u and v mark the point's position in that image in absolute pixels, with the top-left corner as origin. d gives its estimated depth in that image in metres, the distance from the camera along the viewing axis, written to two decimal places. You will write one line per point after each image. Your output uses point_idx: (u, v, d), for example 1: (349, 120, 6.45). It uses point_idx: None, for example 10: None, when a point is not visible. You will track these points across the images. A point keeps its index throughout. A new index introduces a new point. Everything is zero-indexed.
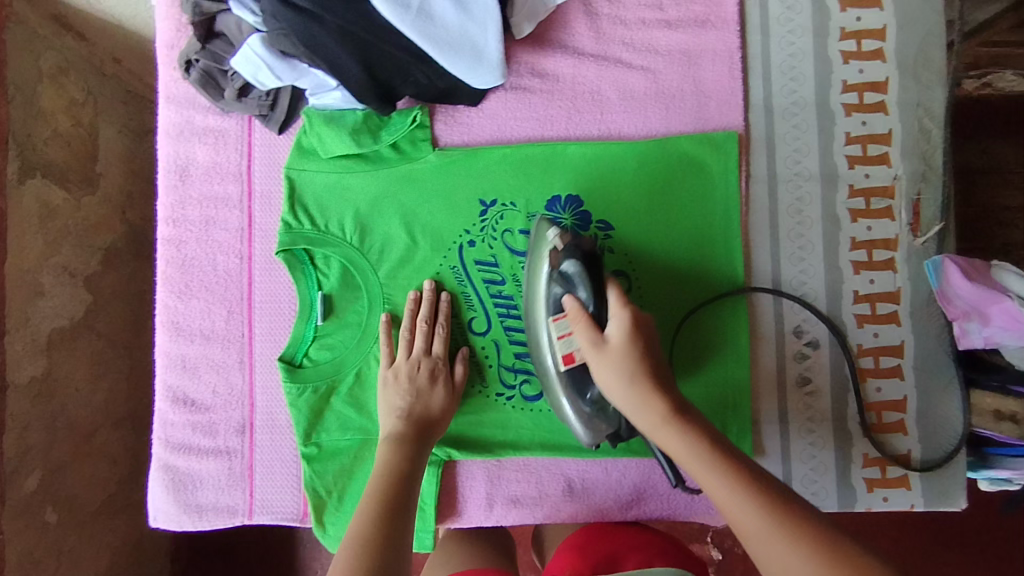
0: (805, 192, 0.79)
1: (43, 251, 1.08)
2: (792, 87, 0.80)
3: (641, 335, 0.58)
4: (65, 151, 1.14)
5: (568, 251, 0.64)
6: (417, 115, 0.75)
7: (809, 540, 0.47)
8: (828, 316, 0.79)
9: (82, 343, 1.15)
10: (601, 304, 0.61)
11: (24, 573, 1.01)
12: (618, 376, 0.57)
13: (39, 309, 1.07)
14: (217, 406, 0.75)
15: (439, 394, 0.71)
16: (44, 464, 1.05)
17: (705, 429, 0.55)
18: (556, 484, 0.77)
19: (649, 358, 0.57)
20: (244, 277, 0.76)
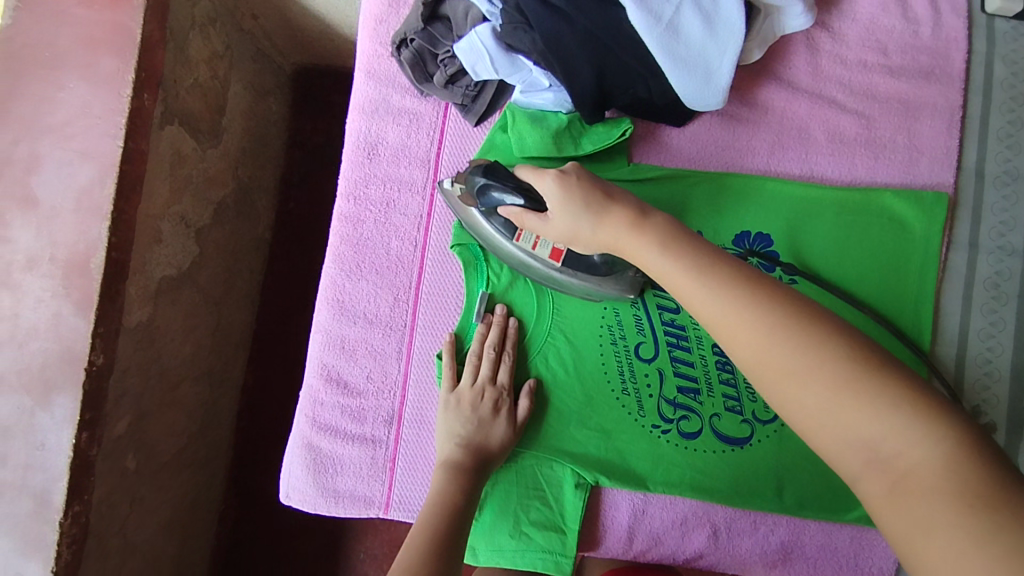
0: (1006, 267, 0.75)
1: (168, 198, 1.05)
2: (1008, 156, 0.75)
3: (575, 180, 0.58)
4: (201, 100, 1.11)
5: (474, 174, 0.64)
6: (626, 128, 0.72)
7: (766, 311, 0.44)
8: (1013, 403, 0.73)
9: (185, 293, 1.13)
10: (529, 193, 0.62)
11: (103, 517, 0.97)
12: (571, 207, 0.58)
13: (155, 254, 1.04)
14: (370, 393, 0.73)
15: (502, 426, 0.68)
16: (136, 409, 1.02)
17: (664, 237, 0.52)
18: (702, 529, 0.73)
19: (595, 191, 0.57)
20: (415, 265, 0.74)
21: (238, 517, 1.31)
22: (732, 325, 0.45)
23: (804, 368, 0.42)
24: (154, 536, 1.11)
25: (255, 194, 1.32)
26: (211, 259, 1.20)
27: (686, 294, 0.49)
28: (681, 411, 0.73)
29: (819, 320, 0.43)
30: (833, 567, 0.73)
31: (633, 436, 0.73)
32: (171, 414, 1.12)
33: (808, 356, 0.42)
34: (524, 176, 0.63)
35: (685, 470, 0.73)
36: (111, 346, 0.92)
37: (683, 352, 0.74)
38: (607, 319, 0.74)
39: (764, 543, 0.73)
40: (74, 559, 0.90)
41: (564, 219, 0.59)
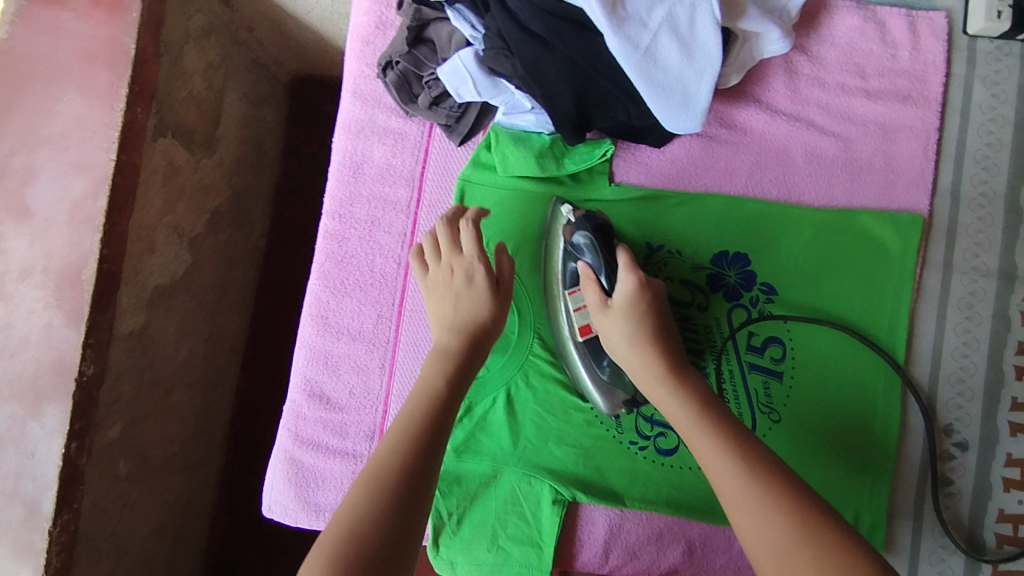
0: (980, 287, 0.76)
1: (162, 208, 1.06)
2: (984, 177, 0.77)
3: (642, 300, 0.63)
4: (195, 111, 1.12)
5: (578, 223, 0.69)
6: (607, 149, 0.74)
7: (770, 493, 0.47)
8: (982, 420, 0.76)
9: (178, 302, 1.14)
10: (611, 274, 0.66)
11: (93, 523, 0.98)
12: (622, 333, 0.62)
13: (147, 264, 1.04)
14: (352, 408, 0.74)
15: (482, 293, 0.63)
16: (127, 416, 1.03)
17: (698, 392, 0.56)
18: (677, 545, 0.74)
19: (651, 321, 0.62)
20: (398, 283, 0.75)
21: (231, 522, 1.33)
22: (731, 495, 0.48)
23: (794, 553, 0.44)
24: (144, 542, 1.11)
25: (249, 203, 1.33)
26: (204, 269, 1.21)
27: (698, 444, 0.52)
28: (658, 428, 0.75)
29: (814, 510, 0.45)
30: None
31: (610, 452, 0.74)
32: (164, 421, 1.14)
33: (802, 539, 0.44)
34: (621, 258, 0.66)
35: (661, 486, 0.74)
36: (102, 356, 0.94)
37: None
38: None
39: (739, 559, 0.74)
40: (64, 564, 0.91)
41: (609, 333, 0.63)
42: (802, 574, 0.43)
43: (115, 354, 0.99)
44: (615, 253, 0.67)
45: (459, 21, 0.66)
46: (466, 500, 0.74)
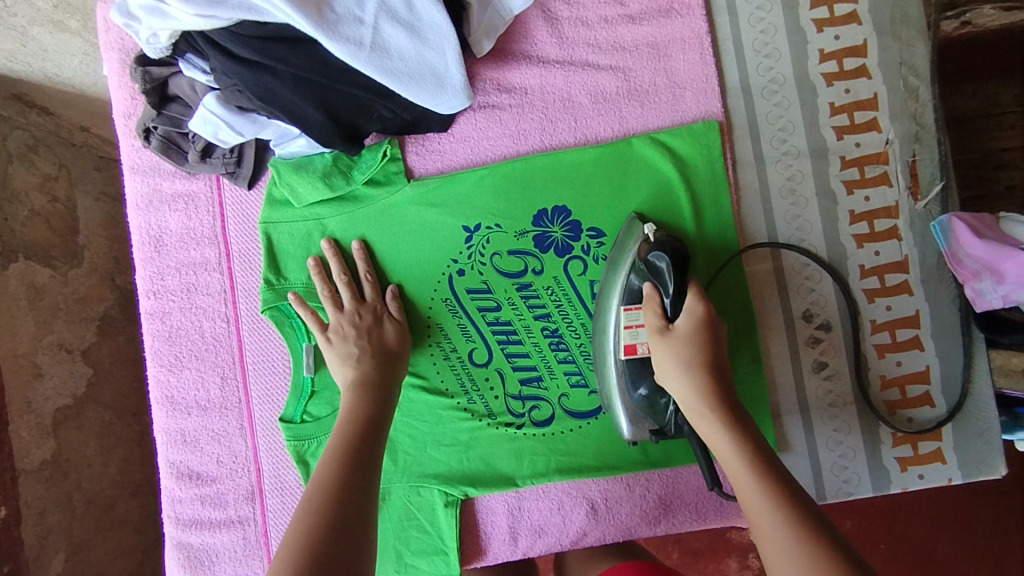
0: (795, 171, 0.77)
1: (37, 333, 0.98)
2: (768, 65, 0.77)
3: (709, 332, 0.59)
4: (48, 228, 1.01)
5: (657, 245, 0.64)
6: (387, 149, 0.73)
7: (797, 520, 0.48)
8: (835, 297, 0.76)
9: (89, 416, 1.05)
10: (677, 304, 0.62)
11: None
12: (677, 357, 0.59)
13: (40, 390, 0.98)
14: (224, 476, 0.73)
15: (390, 327, 0.71)
16: (68, 544, 0.98)
17: (781, 483, 0.51)
18: (579, 507, 0.74)
19: (712, 363, 0.58)
20: (233, 341, 0.73)
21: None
22: (771, 543, 0.48)
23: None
24: None
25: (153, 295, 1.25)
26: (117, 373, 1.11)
27: (737, 476, 0.53)
28: (530, 402, 0.74)
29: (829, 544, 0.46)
30: (714, 507, 0.74)
31: (488, 439, 0.74)
32: (115, 535, 1.06)
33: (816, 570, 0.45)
34: (689, 291, 0.62)
35: (547, 455, 0.73)
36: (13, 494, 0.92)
37: (517, 346, 0.75)
38: (434, 337, 0.75)
39: (643, 502, 0.74)
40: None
41: (713, 439, 0.56)
42: None
43: (31, 491, 0.95)
44: (687, 288, 0.63)
45: (190, 70, 0.64)
46: None
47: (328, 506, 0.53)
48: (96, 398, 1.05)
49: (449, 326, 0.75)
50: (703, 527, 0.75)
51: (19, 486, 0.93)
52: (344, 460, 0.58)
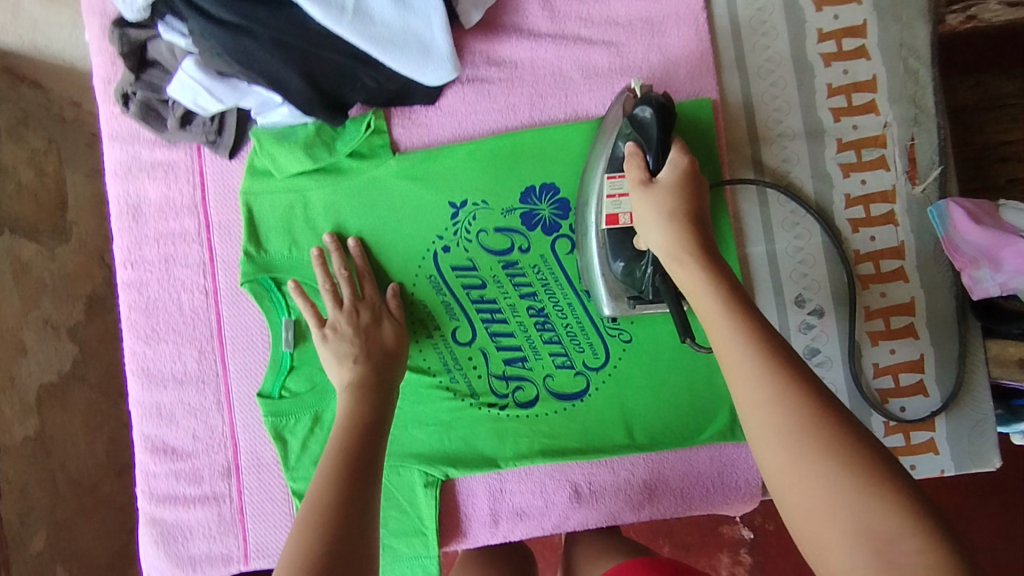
0: (791, 152, 0.75)
1: (22, 309, 0.96)
2: (765, 43, 0.75)
3: (692, 182, 0.57)
4: (34, 203, 0.99)
5: (642, 99, 0.62)
6: (371, 121, 0.72)
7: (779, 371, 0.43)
8: (829, 282, 0.74)
9: (75, 394, 1.03)
10: (662, 159, 0.60)
11: None
12: (658, 210, 0.55)
13: (23, 366, 0.96)
14: (200, 451, 0.71)
15: (388, 327, 0.68)
16: (51, 521, 0.96)
17: (761, 325, 0.46)
18: (562, 491, 0.72)
19: (698, 214, 0.55)
20: (211, 313, 0.72)
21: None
22: (747, 390, 0.44)
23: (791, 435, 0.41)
24: None
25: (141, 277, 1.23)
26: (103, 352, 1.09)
27: (712, 319, 0.48)
28: (514, 382, 0.73)
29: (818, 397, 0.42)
30: (699, 493, 0.72)
31: (470, 420, 0.72)
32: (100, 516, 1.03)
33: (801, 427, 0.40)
34: (673, 145, 0.60)
35: (530, 438, 0.72)
36: None
37: (502, 326, 0.73)
38: (417, 314, 0.73)
39: (627, 487, 0.72)
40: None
41: (690, 283, 0.51)
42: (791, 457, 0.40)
43: (12, 467, 0.93)
44: (670, 144, 0.60)
45: (168, 34, 0.63)
46: None
47: (322, 535, 0.48)
48: (80, 375, 1.03)
49: (433, 303, 0.73)
50: (688, 514, 0.73)
51: None
52: (340, 477, 0.53)
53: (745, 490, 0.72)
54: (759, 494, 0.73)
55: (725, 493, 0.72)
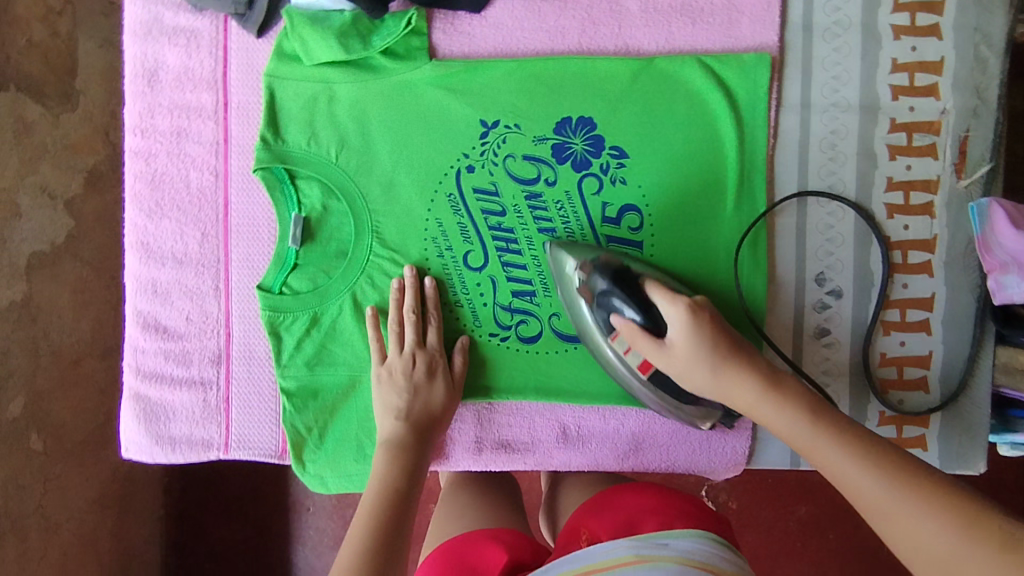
0: (841, 124, 0.71)
1: (20, 171, 0.93)
2: (836, 5, 0.71)
3: (704, 323, 0.58)
4: (43, 65, 0.96)
5: (599, 269, 0.64)
6: (411, 18, 0.68)
7: (837, 437, 0.51)
8: (854, 264, 0.72)
9: (66, 267, 1.02)
10: (650, 312, 0.61)
11: (12, 507, 0.93)
12: (697, 359, 0.58)
13: (18, 229, 0.93)
14: (192, 335, 0.70)
15: (439, 388, 0.67)
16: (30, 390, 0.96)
17: (802, 398, 0.55)
18: (550, 430, 0.72)
19: (728, 348, 0.57)
20: (219, 197, 0.69)
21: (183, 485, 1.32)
22: (825, 458, 0.51)
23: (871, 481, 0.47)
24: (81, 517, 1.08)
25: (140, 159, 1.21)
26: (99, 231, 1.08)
27: (759, 409, 0.56)
28: (518, 316, 0.71)
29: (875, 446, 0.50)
30: (685, 453, 0.72)
31: (468, 346, 0.71)
32: (77, 392, 1.05)
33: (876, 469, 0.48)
34: (652, 292, 0.61)
35: (526, 373, 0.71)
36: None
37: (515, 257, 0.71)
38: (430, 231, 0.70)
39: (615, 437, 0.72)
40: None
41: (726, 368, 0.58)
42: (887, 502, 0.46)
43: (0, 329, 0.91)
44: (648, 291, 0.61)
45: None
46: (325, 413, 0.70)
47: None
48: (75, 250, 1.03)
49: (449, 223, 0.70)
50: (669, 471, 0.74)
51: None
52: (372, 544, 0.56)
53: (730, 457, 0.72)
54: (743, 463, 0.73)
55: (710, 457, 0.72)
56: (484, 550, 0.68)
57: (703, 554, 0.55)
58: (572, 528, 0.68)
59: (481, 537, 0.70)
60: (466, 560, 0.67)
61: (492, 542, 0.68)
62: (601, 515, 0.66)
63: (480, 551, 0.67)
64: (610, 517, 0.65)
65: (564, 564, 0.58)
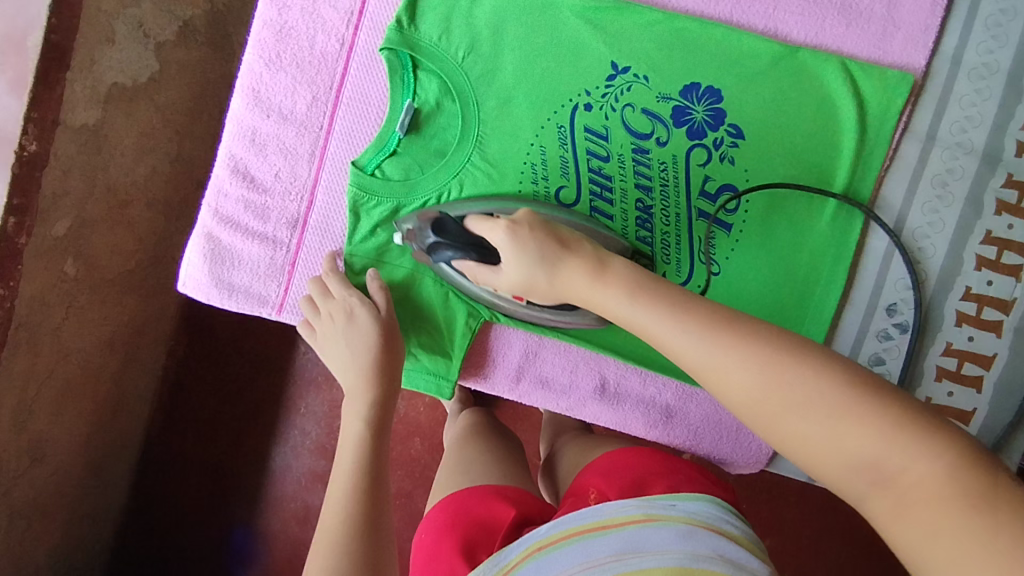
0: (959, 165, 0.71)
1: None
2: (991, 47, 0.70)
3: (527, 236, 0.55)
4: None
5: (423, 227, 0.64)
6: None
7: (686, 329, 0.45)
8: (929, 303, 0.72)
9: (140, 108, 1.10)
10: (479, 246, 0.60)
11: (34, 313, 1.00)
12: (537, 264, 0.55)
13: (106, 56, 1.00)
14: (276, 193, 0.70)
15: (365, 320, 0.66)
16: (77, 215, 1.03)
17: (634, 285, 0.50)
18: (590, 379, 0.72)
19: (552, 236, 0.55)
20: (339, 65, 0.69)
21: (186, 355, 1.39)
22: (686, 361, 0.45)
23: (742, 379, 0.42)
24: (93, 347, 1.15)
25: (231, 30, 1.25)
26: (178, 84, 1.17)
27: (601, 304, 0.51)
28: None
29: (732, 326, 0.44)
30: (711, 437, 0.73)
31: None
32: (118, 231, 1.13)
33: (744, 361, 0.43)
34: (472, 227, 0.61)
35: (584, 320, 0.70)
36: (48, 135, 0.94)
37: (605, 205, 0.71)
38: (531, 157, 0.70)
39: (650, 403, 0.73)
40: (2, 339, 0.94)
41: (568, 267, 0.54)
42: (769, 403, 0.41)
43: (63, 146, 0.97)
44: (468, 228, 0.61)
45: None
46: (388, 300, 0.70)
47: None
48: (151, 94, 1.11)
49: (552, 153, 0.70)
50: (689, 451, 0.75)
51: (56, 132, 0.95)
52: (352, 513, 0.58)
53: (753, 454, 0.73)
54: (763, 463, 0.73)
55: (734, 449, 0.73)
56: (488, 505, 0.69)
57: (714, 514, 0.55)
58: (580, 484, 0.68)
59: (489, 492, 0.72)
60: (473, 510, 0.69)
61: (499, 496, 0.70)
62: (609, 473, 0.66)
63: (488, 505, 0.69)
64: (617, 475, 0.65)
65: (575, 519, 0.57)
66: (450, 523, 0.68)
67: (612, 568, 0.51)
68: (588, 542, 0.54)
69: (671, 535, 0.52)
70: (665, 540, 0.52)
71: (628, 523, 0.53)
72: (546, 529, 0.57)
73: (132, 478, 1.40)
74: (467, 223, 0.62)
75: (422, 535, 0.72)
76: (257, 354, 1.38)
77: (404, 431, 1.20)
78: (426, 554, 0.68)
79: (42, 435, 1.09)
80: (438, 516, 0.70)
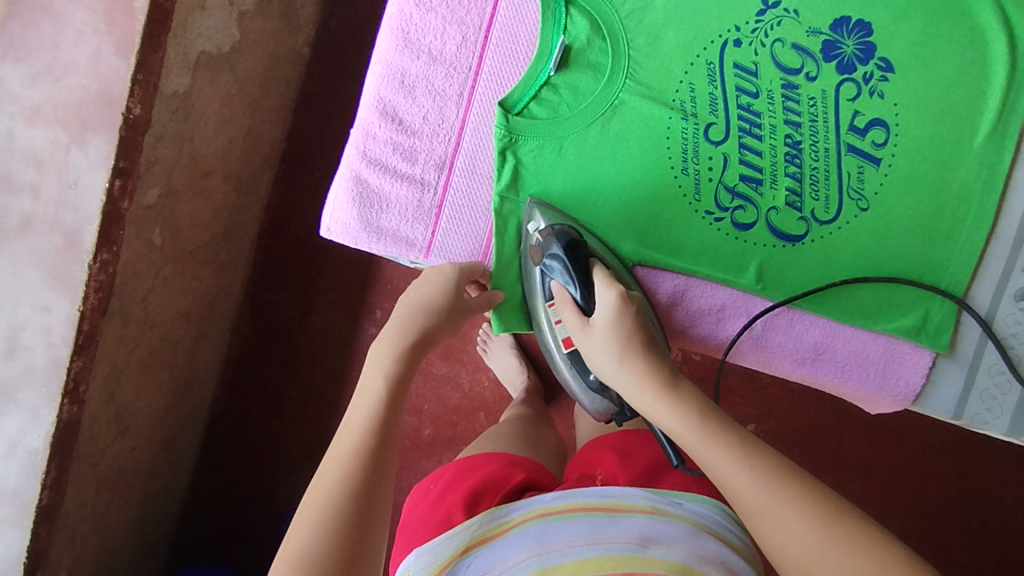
0: None
1: None
2: None
3: (624, 320, 0.61)
4: None
5: (557, 233, 0.65)
6: None
7: (753, 469, 0.52)
8: None
9: (223, 78, 1.06)
10: (588, 294, 0.64)
11: (127, 282, 0.97)
12: (607, 355, 0.61)
13: (197, 23, 0.96)
14: (424, 134, 0.71)
15: (446, 296, 0.65)
16: (166, 184, 0.99)
17: (711, 422, 0.55)
18: (738, 319, 0.73)
19: (638, 345, 0.60)
20: (488, 5, 0.70)
21: (250, 334, 1.34)
22: (743, 491, 0.52)
23: (802, 529, 0.49)
24: (172, 320, 1.12)
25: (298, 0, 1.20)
26: (252, 52, 1.11)
27: (672, 429, 0.56)
28: (738, 200, 0.71)
29: (799, 480, 0.51)
30: (860, 375, 0.73)
31: (683, 217, 0.71)
32: (197, 203, 1.09)
33: (797, 509, 0.50)
34: (595, 273, 0.64)
35: (731, 257, 0.71)
36: (150, 97, 0.90)
37: (753, 142, 0.70)
38: (680, 93, 0.70)
39: (798, 341, 0.73)
40: (102, 306, 0.91)
41: (640, 376, 0.59)
42: (825, 559, 0.48)
43: (160, 114, 0.93)
44: (593, 272, 0.64)
45: None
46: None
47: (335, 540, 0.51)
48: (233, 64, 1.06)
49: (701, 90, 0.70)
50: (835, 391, 0.76)
51: (156, 97, 0.91)
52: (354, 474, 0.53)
53: (901, 391, 0.73)
54: (909, 400, 0.73)
55: (881, 385, 0.73)
56: (500, 467, 0.69)
57: (715, 518, 0.58)
58: (593, 460, 0.70)
59: (502, 457, 0.72)
60: (488, 468, 0.69)
61: (514, 463, 0.71)
62: (625, 463, 0.66)
63: (500, 465, 0.70)
64: (633, 463, 0.66)
65: (588, 494, 0.59)
66: (464, 476, 0.68)
67: (618, 546, 0.53)
68: (593, 519, 0.57)
69: (678, 530, 0.55)
70: (674, 535, 0.55)
71: (638, 512, 0.57)
72: (551, 497, 0.59)
73: (195, 460, 1.35)
74: (592, 264, 0.65)
75: (428, 482, 0.72)
76: (320, 331, 1.32)
77: (469, 405, 1.17)
78: (432, 498, 0.67)
79: (128, 406, 1.07)
80: (451, 472, 0.70)
